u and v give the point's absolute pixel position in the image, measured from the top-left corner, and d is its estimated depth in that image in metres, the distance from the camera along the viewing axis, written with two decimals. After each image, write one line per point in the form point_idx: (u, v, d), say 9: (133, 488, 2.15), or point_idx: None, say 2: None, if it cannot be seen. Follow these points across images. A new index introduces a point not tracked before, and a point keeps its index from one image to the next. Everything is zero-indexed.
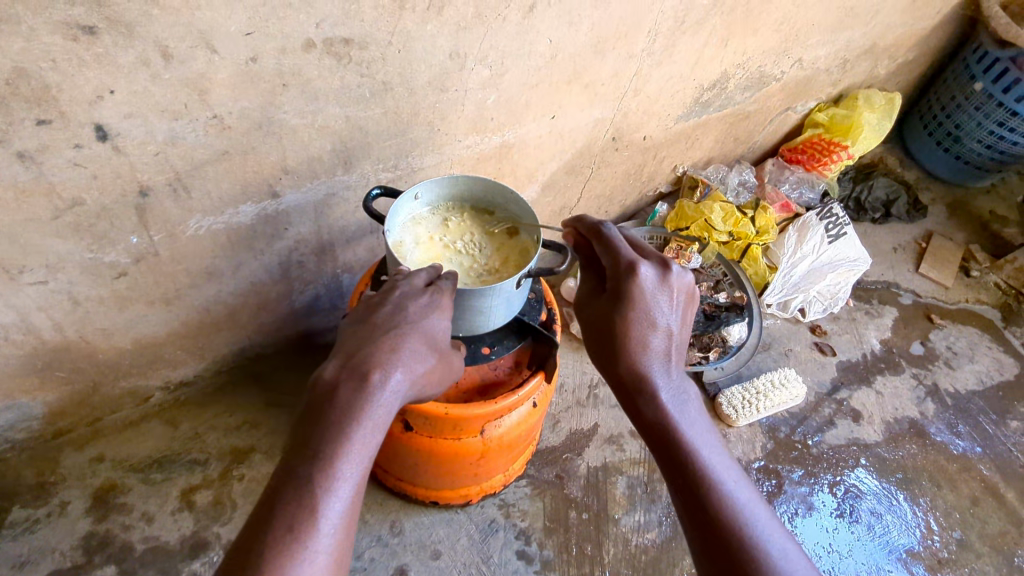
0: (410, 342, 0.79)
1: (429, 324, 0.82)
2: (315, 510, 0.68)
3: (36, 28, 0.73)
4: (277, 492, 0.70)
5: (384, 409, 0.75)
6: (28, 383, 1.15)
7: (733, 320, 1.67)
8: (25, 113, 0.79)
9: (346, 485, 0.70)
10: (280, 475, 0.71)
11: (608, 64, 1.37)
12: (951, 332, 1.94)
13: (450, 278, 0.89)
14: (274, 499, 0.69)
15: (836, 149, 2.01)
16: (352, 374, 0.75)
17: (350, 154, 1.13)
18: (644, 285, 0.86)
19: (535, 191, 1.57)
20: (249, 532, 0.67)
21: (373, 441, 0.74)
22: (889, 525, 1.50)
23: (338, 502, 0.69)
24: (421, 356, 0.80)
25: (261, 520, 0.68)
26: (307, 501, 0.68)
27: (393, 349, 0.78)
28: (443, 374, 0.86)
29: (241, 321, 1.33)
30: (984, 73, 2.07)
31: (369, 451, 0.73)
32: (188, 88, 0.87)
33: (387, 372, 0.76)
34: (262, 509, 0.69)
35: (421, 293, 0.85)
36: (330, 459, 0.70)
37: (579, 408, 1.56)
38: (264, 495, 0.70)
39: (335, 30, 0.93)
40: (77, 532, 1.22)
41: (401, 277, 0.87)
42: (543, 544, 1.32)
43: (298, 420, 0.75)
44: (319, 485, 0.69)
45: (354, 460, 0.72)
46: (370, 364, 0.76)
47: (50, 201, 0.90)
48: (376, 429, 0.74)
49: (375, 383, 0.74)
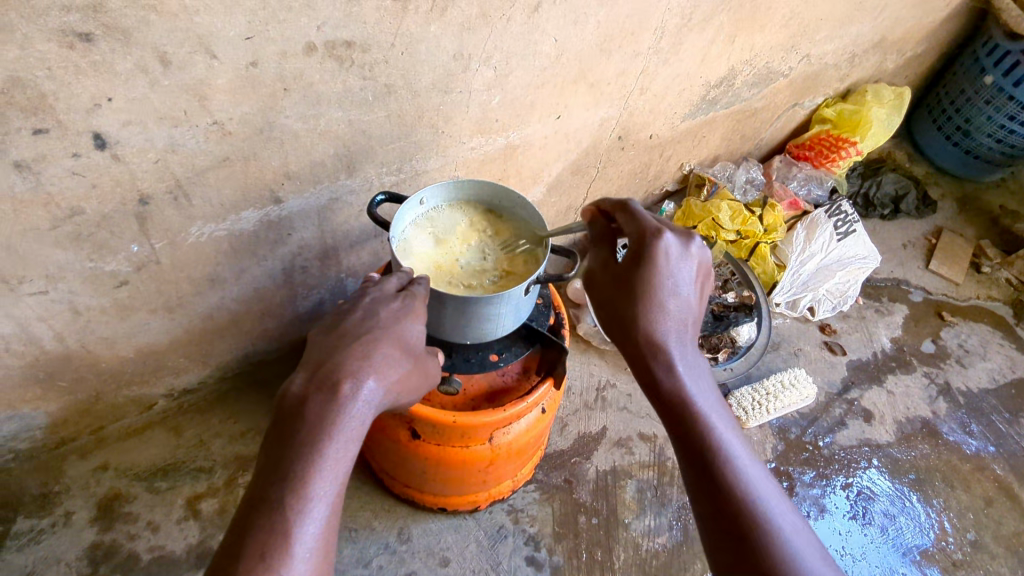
0: (382, 348, 0.78)
1: (402, 328, 0.82)
2: (288, 534, 0.63)
3: (30, 35, 0.71)
4: (245, 519, 0.65)
5: (358, 420, 0.72)
6: (30, 393, 1.14)
7: (743, 320, 1.66)
8: (21, 122, 0.77)
9: (321, 505, 0.66)
10: (248, 501, 0.66)
11: (614, 63, 1.34)
12: (962, 330, 1.92)
13: (422, 281, 0.87)
14: (243, 527, 0.64)
15: (844, 145, 1.98)
16: (322, 385, 0.72)
17: (353, 158, 1.11)
18: (667, 252, 0.82)
19: (541, 192, 1.54)
20: (218, 565, 0.62)
21: (348, 455, 0.71)
22: (902, 527, 1.48)
23: (312, 523, 0.65)
24: (395, 362, 0.78)
25: (230, 552, 0.62)
26: (279, 525, 0.64)
27: (365, 356, 0.76)
28: (419, 380, 0.84)
29: (244, 327, 1.32)
30: (994, 66, 2.04)
31: (344, 465, 0.70)
32: (188, 94, 0.85)
33: (359, 381, 0.73)
34: (232, 538, 0.64)
35: (392, 298, 0.84)
36: (303, 477, 0.67)
37: (586, 410, 1.54)
38: (232, 523, 0.66)
39: (337, 33, 0.91)
40: (82, 542, 1.20)
41: (372, 285, 0.87)
42: (552, 549, 1.31)
43: (265, 440, 0.71)
44: (291, 507, 0.65)
45: (328, 477, 0.68)
46: (341, 374, 0.73)
47: (48, 211, 0.88)
48: (350, 442, 0.71)
49: (346, 393, 0.72)
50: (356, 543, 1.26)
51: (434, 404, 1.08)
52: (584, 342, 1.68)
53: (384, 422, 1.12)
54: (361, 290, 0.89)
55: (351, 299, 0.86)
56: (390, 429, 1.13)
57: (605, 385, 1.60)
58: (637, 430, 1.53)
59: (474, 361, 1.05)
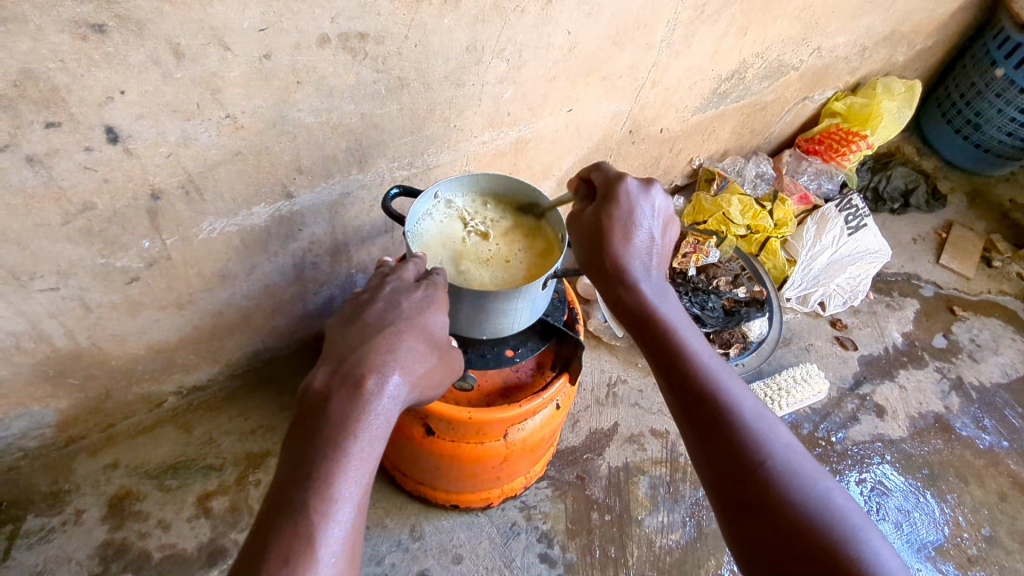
0: (405, 342, 0.77)
1: (426, 319, 0.80)
2: (313, 537, 0.62)
3: (44, 26, 0.69)
4: (269, 520, 0.63)
5: (382, 418, 0.71)
6: (41, 391, 1.13)
7: (755, 315, 1.64)
8: (34, 115, 0.76)
9: (346, 508, 0.65)
10: (270, 503, 0.65)
11: (626, 56, 1.33)
12: (973, 324, 1.91)
13: (440, 271, 0.87)
14: (266, 530, 0.63)
15: (854, 138, 1.96)
16: (346, 381, 0.71)
17: (366, 152, 1.10)
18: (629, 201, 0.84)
19: (551, 186, 1.53)
20: (241, 569, 0.60)
21: (373, 454, 0.70)
22: (916, 523, 1.47)
23: (337, 526, 0.64)
24: (420, 356, 0.78)
25: (251, 558, 0.61)
26: (304, 525, 0.62)
27: (389, 352, 0.75)
28: (443, 374, 0.83)
29: (255, 323, 1.31)
30: (1005, 58, 2.03)
31: (369, 466, 0.69)
32: (202, 87, 0.84)
33: (383, 377, 0.72)
34: (255, 542, 0.62)
35: (413, 287, 0.84)
36: (329, 477, 0.65)
37: (598, 407, 1.54)
38: (254, 525, 0.64)
39: (351, 24, 0.90)
40: (92, 541, 1.20)
41: (391, 273, 0.86)
42: (566, 546, 1.30)
43: (287, 438, 0.70)
44: (316, 509, 0.63)
45: (354, 477, 0.67)
46: (365, 369, 0.72)
47: (60, 205, 0.87)
48: (375, 441, 0.70)
49: (371, 389, 0.71)
50: (368, 541, 1.25)
51: (449, 401, 1.07)
52: (595, 337, 1.67)
53: (398, 419, 1.11)
54: (377, 275, 0.88)
55: (370, 288, 0.85)
56: (404, 425, 1.12)
57: (617, 381, 1.59)
58: (649, 426, 1.52)
59: (490, 357, 1.05)
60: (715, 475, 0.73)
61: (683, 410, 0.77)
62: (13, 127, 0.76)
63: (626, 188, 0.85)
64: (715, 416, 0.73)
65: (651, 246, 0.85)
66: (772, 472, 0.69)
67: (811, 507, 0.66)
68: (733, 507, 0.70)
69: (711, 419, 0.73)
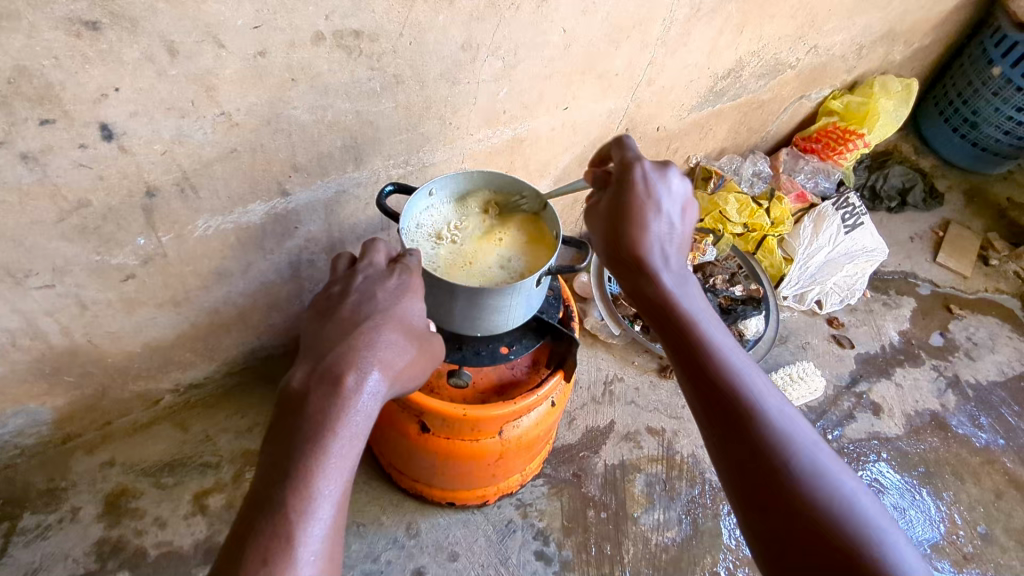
0: (383, 335, 0.78)
1: (402, 310, 0.82)
2: (293, 537, 0.62)
3: (38, 23, 0.70)
4: (249, 520, 0.63)
5: (363, 414, 0.72)
6: (36, 388, 1.13)
7: (751, 314, 1.66)
8: (28, 112, 0.76)
9: (327, 506, 0.65)
10: (249, 505, 0.65)
11: (621, 54, 1.33)
12: (970, 322, 1.91)
13: (412, 255, 0.90)
14: (245, 532, 0.62)
15: (852, 137, 1.96)
16: (325, 378, 0.72)
17: (361, 150, 1.10)
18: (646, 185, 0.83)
19: (548, 185, 1.53)
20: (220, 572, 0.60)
21: (354, 451, 0.70)
22: (913, 521, 1.48)
23: (319, 526, 0.64)
24: (399, 349, 0.78)
25: (231, 560, 0.60)
26: (284, 526, 0.62)
27: (367, 346, 0.76)
28: (425, 363, 0.84)
29: (251, 321, 1.31)
30: (1002, 57, 2.03)
31: (350, 463, 0.69)
32: (196, 84, 0.84)
33: (362, 373, 0.73)
34: (234, 544, 0.62)
35: (387, 277, 0.86)
36: (308, 476, 0.65)
37: (594, 404, 1.54)
38: (234, 527, 0.64)
39: (345, 22, 0.90)
40: (89, 538, 1.20)
41: (363, 264, 0.89)
42: (562, 544, 1.30)
43: (266, 439, 0.70)
44: (296, 509, 0.63)
45: (334, 475, 0.67)
46: (344, 366, 0.73)
47: (55, 203, 0.87)
48: (355, 438, 0.70)
49: (350, 385, 0.72)
50: (365, 538, 1.25)
51: (444, 397, 1.07)
52: (591, 335, 1.67)
53: (393, 416, 1.11)
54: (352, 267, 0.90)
55: (342, 282, 0.87)
56: (400, 423, 1.12)
57: (613, 380, 1.59)
58: (645, 424, 1.53)
59: (484, 354, 1.05)
60: (733, 474, 0.71)
61: (709, 413, 0.74)
62: (7, 125, 0.76)
63: (643, 171, 0.84)
64: (735, 407, 0.72)
65: (672, 237, 0.84)
66: (792, 468, 0.67)
67: (841, 518, 0.64)
68: (750, 509, 0.68)
69: (735, 416, 0.71)
